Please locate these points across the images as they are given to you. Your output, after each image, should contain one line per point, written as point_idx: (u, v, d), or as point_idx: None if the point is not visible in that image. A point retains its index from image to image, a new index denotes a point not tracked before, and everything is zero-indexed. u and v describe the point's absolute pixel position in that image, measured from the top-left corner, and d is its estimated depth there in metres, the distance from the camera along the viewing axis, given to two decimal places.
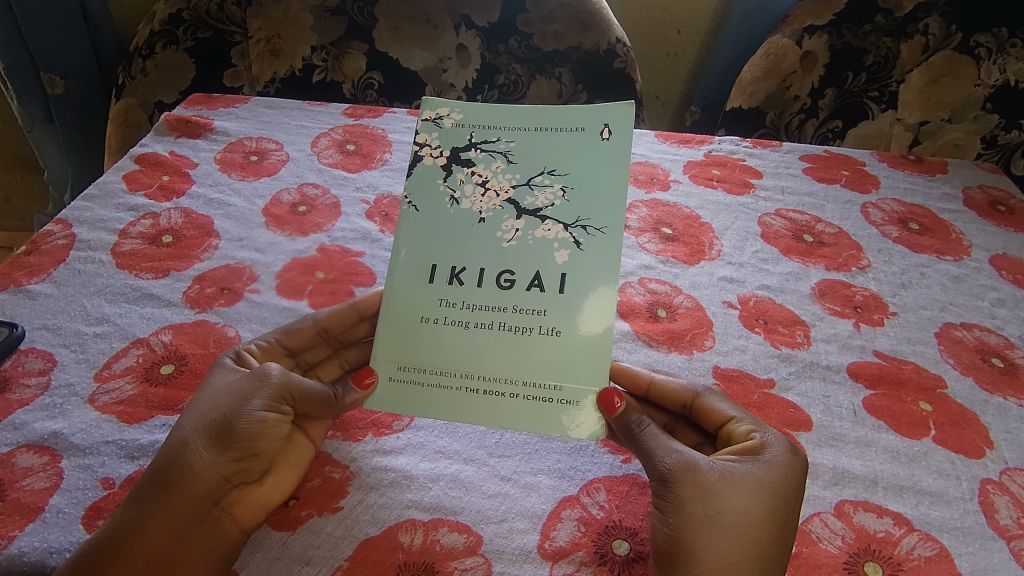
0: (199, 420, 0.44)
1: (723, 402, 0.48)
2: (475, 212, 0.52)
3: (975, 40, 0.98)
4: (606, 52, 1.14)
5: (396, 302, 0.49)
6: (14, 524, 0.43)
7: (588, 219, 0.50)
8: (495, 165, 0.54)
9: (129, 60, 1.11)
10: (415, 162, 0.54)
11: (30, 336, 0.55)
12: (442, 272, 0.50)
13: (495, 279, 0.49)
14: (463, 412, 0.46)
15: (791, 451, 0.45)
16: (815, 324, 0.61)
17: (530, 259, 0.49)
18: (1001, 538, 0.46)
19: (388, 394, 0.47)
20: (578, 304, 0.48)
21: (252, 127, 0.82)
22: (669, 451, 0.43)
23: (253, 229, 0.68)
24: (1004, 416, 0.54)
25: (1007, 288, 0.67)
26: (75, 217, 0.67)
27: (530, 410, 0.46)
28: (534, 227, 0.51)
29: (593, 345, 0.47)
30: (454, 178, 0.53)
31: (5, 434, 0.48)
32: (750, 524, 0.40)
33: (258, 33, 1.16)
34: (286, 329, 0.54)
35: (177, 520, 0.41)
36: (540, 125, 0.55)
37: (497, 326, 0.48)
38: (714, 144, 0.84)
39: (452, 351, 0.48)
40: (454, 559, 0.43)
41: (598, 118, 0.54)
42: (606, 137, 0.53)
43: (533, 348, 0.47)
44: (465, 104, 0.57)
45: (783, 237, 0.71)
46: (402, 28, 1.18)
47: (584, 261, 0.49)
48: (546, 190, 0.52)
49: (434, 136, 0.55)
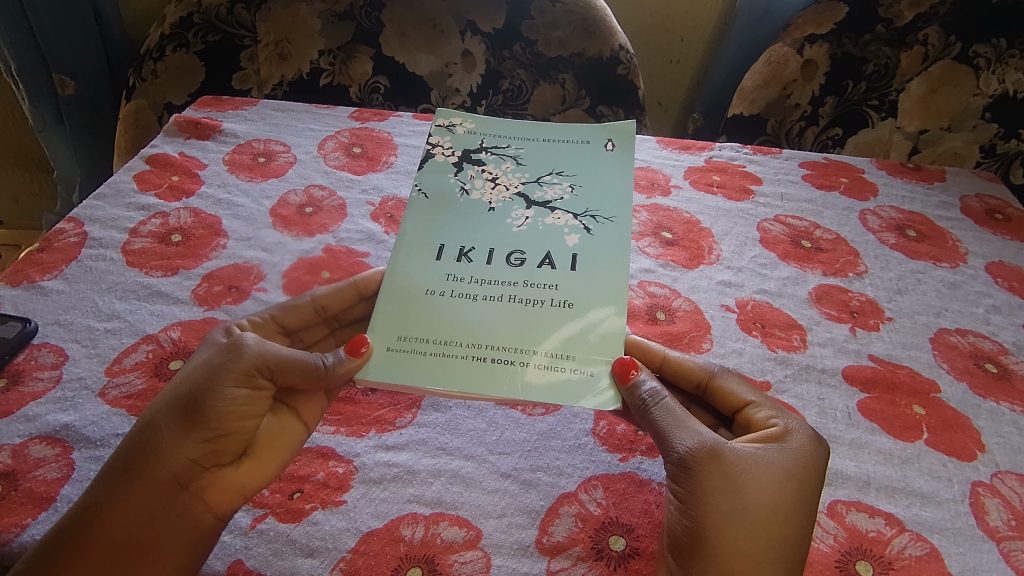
0: (165, 401, 0.45)
1: (742, 385, 0.49)
2: (485, 203, 0.59)
3: (974, 50, 0.99)
4: (609, 59, 1.16)
5: (404, 275, 0.52)
6: (27, 512, 0.44)
7: (595, 211, 0.58)
8: (504, 166, 0.62)
9: (141, 62, 1.14)
10: (428, 158, 0.63)
11: (43, 332, 0.56)
12: (451, 250, 0.55)
13: (504, 256, 0.54)
14: (469, 374, 0.46)
15: (811, 439, 0.46)
16: (811, 328, 0.62)
17: (537, 242, 0.55)
18: (990, 539, 0.46)
19: (386, 362, 0.47)
20: (586, 281, 0.52)
21: (260, 130, 0.84)
22: (689, 434, 0.44)
23: (260, 229, 0.69)
24: (997, 420, 0.55)
25: (1002, 295, 0.68)
26: (88, 215, 0.68)
27: (543, 378, 0.46)
28: (544, 216, 0.58)
29: (600, 318, 0.50)
30: (465, 173, 0.62)
31: (19, 425, 0.50)
32: (773, 517, 0.42)
33: (267, 36, 1.18)
34: (283, 306, 0.54)
35: (141, 503, 0.42)
36: (546, 138, 0.65)
37: (506, 297, 0.51)
38: (715, 150, 0.86)
39: (460, 317, 0.50)
40: (454, 551, 0.44)
41: (600, 135, 0.64)
42: (608, 148, 0.64)
43: (541, 317, 0.50)
44: (475, 117, 0.67)
45: (781, 243, 0.73)
46: (409, 33, 1.19)
47: (589, 247, 0.55)
48: (555, 186, 0.60)
49: (446, 139, 0.65)
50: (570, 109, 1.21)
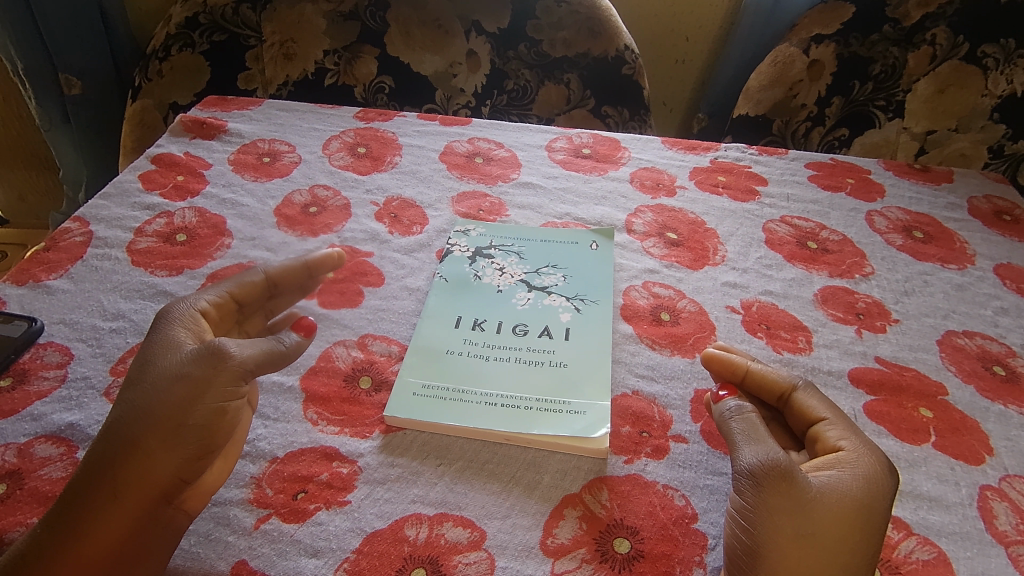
0: (135, 415, 0.42)
1: (820, 403, 0.49)
2: (494, 285, 0.64)
3: (982, 50, 1.00)
4: (615, 59, 1.16)
5: (424, 342, 0.58)
6: (32, 511, 0.44)
7: (585, 295, 0.63)
8: (509, 259, 0.67)
9: (147, 62, 1.14)
10: (446, 253, 0.68)
11: (49, 331, 0.56)
12: (466, 321, 0.60)
13: (510, 328, 0.59)
14: (484, 418, 0.51)
15: (882, 461, 0.44)
16: (817, 330, 0.62)
17: (539, 317, 0.61)
18: (998, 543, 0.46)
19: (411, 405, 0.52)
20: (580, 347, 0.58)
21: (265, 129, 0.84)
22: (764, 450, 0.43)
23: (265, 228, 0.69)
24: (1005, 424, 0.55)
25: (1010, 297, 0.67)
26: (93, 215, 0.69)
27: (545, 417, 0.51)
28: (542, 297, 0.63)
29: (592, 367, 0.56)
30: (478, 264, 0.66)
31: (24, 424, 0.50)
32: (838, 546, 0.40)
33: (273, 37, 1.19)
34: (237, 280, 0.53)
35: (122, 528, 0.40)
36: (546, 237, 0.70)
37: (512, 359, 0.56)
38: (720, 151, 0.85)
39: (477, 377, 0.55)
40: (458, 552, 0.43)
41: (589, 236, 0.70)
42: (593, 247, 0.69)
43: (543, 377, 0.55)
44: (486, 221, 0.72)
45: (787, 244, 0.72)
46: (414, 33, 1.19)
47: (583, 319, 0.60)
48: (551, 276, 0.65)
49: (462, 240, 0.69)
50: (575, 109, 1.20)
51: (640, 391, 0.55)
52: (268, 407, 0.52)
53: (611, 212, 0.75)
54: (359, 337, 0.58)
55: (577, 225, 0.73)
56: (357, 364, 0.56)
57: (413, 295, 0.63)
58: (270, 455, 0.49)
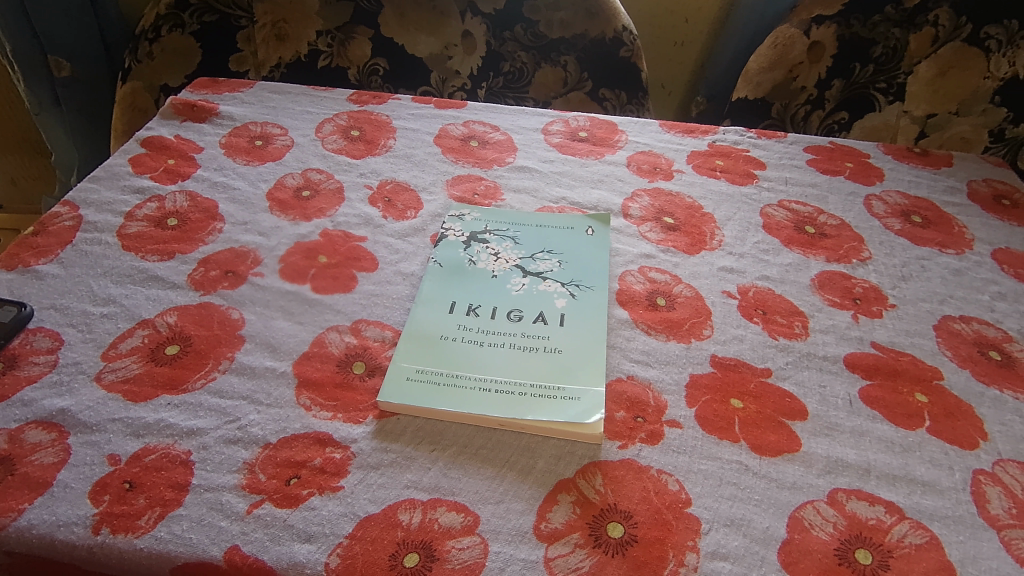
0: None
1: None
2: (489, 271, 0.64)
3: (986, 31, 0.98)
4: (612, 40, 1.14)
5: (419, 328, 0.57)
6: (24, 497, 0.44)
7: (580, 281, 0.63)
8: (504, 244, 0.67)
9: (136, 43, 1.12)
10: (441, 238, 0.67)
11: (38, 316, 0.56)
12: (461, 307, 0.60)
13: (506, 314, 0.59)
14: (480, 405, 0.51)
15: None
16: (813, 315, 0.62)
17: (534, 303, 0.60)
18: (991, 527, 0.46)
19: (405, 391, 0.52)
20: (575, 333, 0.57)
21: (257, 112, 0.83)
22: None
23: (257, 213, 0.68)
24: (1000, 408, 0.55)
25: (1008, 282, 0.67)
26: (83, 199, 0.68)
27: (539, 403, 0.51)
28: (538, 283, 0.62)
29: (587, 353, 0.55)
30: (473, 249, 0.66)
31: (14, 410, 0.49)
32: None
33: (264, 17, 1.17)
34: None
35: None
36: (542, 222, 0.70)
37: (508, 345, 0.56)
38: (719, 134, 0.85)
39: (472, 363, 0.54)
40: (452, 537, 0.43)
41: (584, 222, 0.70)
42: (590, 233, 0.68)
43: (538, 363, 0.54)
44: (481, 206, 0.71)
45: (785, 228, 0.72)
46: (408, 13, 1.17)
47: (579, 305, 0.60)
48: (546, 261, 0.65)
49: (457, 224, 0.69)
50: (571, 92, 1.19)
51: (636, 375, 0.55)
52: (261, 392, 0.52)
53: (608, 196, 0.74)
54: (353, 323, 0.58)
55: (572, 210, 0.72)
56: (350, 349, 0.56)
57: (408, 280, 0.62)
58: (263, 441, 0.48)
